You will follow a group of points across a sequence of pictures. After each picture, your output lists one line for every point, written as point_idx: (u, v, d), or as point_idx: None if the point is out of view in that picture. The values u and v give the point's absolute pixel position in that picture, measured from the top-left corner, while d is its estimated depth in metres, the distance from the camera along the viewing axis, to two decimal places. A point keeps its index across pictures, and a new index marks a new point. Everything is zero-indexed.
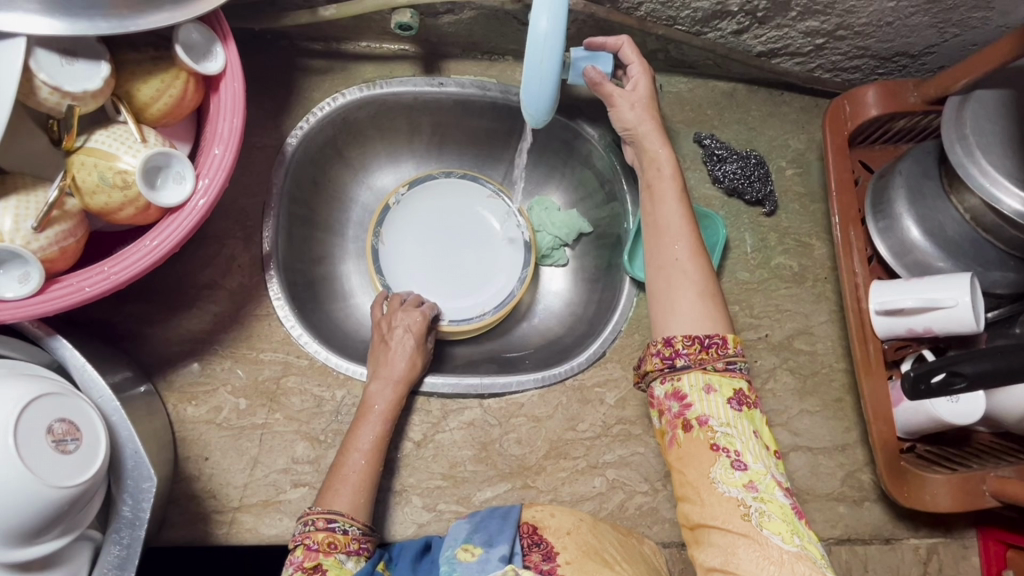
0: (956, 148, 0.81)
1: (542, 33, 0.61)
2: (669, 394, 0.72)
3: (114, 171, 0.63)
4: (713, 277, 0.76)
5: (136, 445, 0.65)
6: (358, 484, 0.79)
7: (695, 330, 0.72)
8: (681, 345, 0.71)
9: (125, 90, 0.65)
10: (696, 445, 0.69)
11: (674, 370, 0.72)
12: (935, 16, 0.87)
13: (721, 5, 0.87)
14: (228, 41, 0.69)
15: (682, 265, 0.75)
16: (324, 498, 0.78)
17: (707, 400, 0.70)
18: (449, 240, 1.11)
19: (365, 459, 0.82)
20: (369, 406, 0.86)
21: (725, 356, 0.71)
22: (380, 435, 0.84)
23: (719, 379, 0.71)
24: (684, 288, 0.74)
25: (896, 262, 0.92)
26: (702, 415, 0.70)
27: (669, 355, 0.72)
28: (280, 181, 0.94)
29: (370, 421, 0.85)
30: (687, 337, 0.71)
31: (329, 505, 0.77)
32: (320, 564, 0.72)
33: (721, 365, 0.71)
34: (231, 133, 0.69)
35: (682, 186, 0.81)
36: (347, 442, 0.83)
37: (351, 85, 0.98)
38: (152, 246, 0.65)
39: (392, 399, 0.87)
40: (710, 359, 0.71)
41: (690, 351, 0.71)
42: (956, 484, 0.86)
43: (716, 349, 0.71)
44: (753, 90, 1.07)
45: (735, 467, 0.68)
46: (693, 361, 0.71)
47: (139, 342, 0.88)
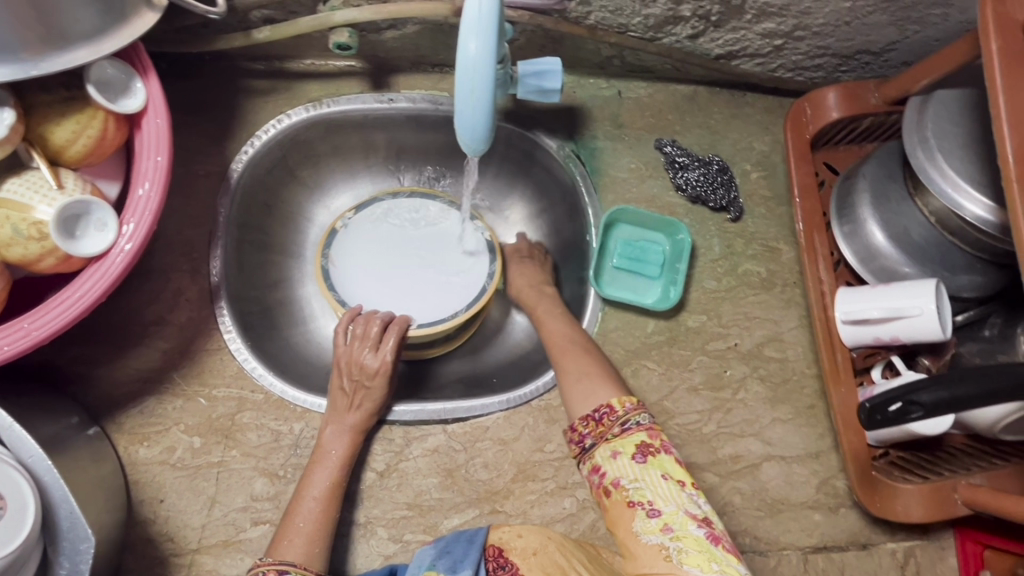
0: (918, 152, 0.78)
1: (473, 57, 0.58)
2: (590, 472, 0.76)
3: (29, 223, 0.60)
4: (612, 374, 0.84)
5: (71, 505, 0.63)
6: (310, 534, 0.78)
7: (588, 410, 0.79)
8: (582, 428, 0.78)
9: (38, 134, 0.62)
10: (617, 507, 0.72)
11: (586, 451, 0.77)
12: (893, 14, 0.85)
13: (672, 10, 0.84)
14: (148, 76, 0.66)
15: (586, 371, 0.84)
16: (273, 547, 0.77)
17: (616, 465, 0.73)
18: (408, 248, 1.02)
19: (319, 505, 0.80)
20: (323, 451, 0.84)
21: (616, 421, 0.76)
22: (335, 484, 0.82)
23: (620, 442, 0.75)
24: (575, 381, 0.84)
25: (862, 267, 0.89)
26: (614, 478, 0.73)
27: (576, 439, 0.78)
28: (226, 209, 0.91)
29: (322, 471, 0.83)
30: (583, 419, 0.78)
31: (280, 556, 0.76)
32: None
33: (617, 430, 0.76)
34: (156, 171, 0.65)
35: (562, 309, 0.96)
36: (298, 493, 0.81)
37: (297, 105, 0.95)
38: (77, 297, 0.62)
39: (348, 443, 0.85)
40: (608, 429, 0.76)
41: (590, 429, 0.78)
42: (928, 494, 0.85)
43: (608, 418, 0.77)
44: (715, 92, 1.04)
45: (650, 516, 0.69)
46: (595, 438, 0.77)
47: (85, 385, 0.85)
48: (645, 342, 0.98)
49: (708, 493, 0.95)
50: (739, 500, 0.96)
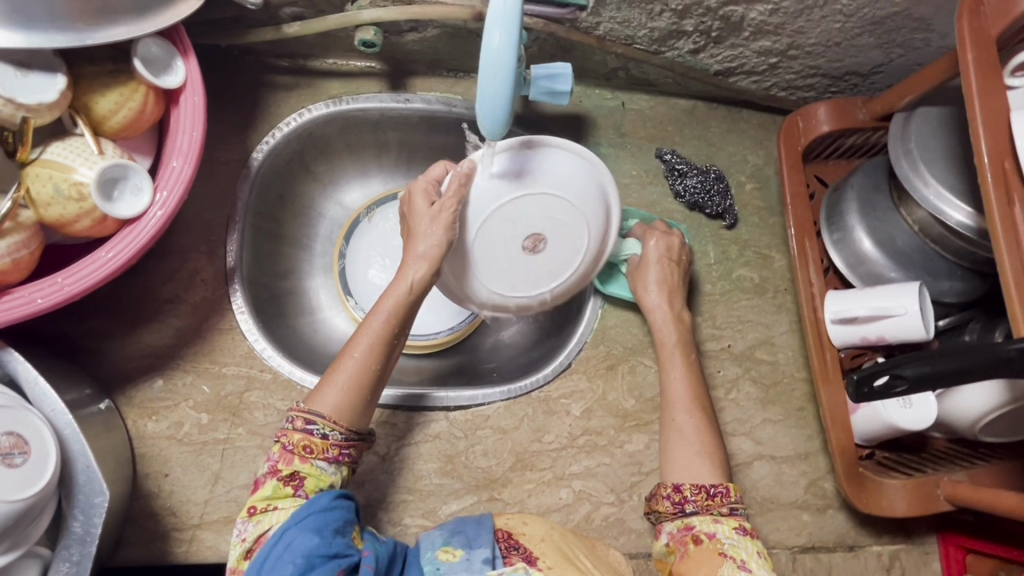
0: (902, 163, 0.84)
1: (496, 48, 0.62)
2: (680, 528, 0.81)
3: (69, 183, 0.63)
4: (717, 441, 0.87)
5: (88, 459, 0.64)
6: (348, 383, 0.76)
7: (701, 479, 0.83)
8: (689, 493, 0.82)
9: (84, 103, 0.66)
10: (705, 553, 0.78)
11: (684, 514, 0.82)
12: (879, 37, 0.91)
13: (676, 24, 0.90)
14: (188, 56, 0.69)
15: (678, 400, 0.90)
16: (314, 395, 0.76)
17: (715, 526, 0.80)
18: (542, 258, 0.84)
19: (365, 366, 0.77)
20: (400, 277, 0.79)
21: (728, 502, 0.82)
22: (380, 347, 0.78)
23: (725, 517, 0.81)
24: (682, 447, 0.86)
25: (851, 273, 0.94)
26: (708, 530, 0.80)
27: (678, 501, 0.82)
28: (245, 195, 0.94)
29: (366, 337, 0.78)
30: (694, 486, 0.83)
31: (313, 403, 0.75)
32: (297, 471, 0.72)
33: (727, 509, 0.81)
34: (190, 145, 0.69)
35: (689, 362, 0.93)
36: (343, 351, 0.78)
37: (317, 100, 0.99)
38: (108, 258, 0.65)
39: (396, 307, 0.79)
40: (716, 505, 0.81)
41: (697, 498, 0.82)
42: (912, 490, 0.88)
43: (720, 496, 0.82)
44: (712, 107, 1.10)
45: (740, 568, 0.76)
46: (700, 507, 0.81)
47: (99, 357, 0.87)
48: (642, 340, 1.02)
49: None
50: None
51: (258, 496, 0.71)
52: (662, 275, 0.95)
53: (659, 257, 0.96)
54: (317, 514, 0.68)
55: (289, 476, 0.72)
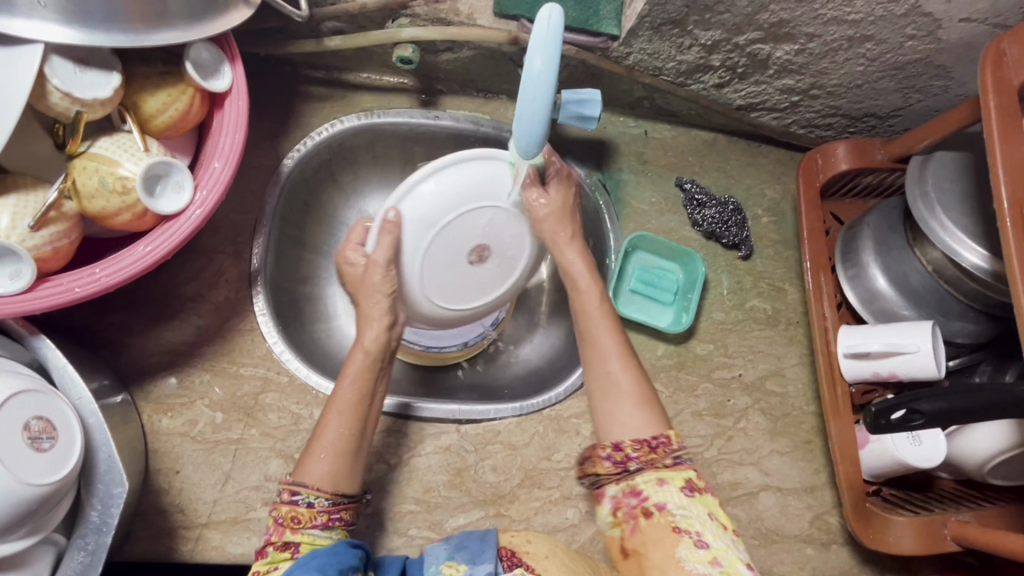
0: (919, 205, 0.85)
1: (537, 72, 0.64)
2: (625, 492, 0.72)
3: (115, 177, 0.65)
4: (648, 383, 0.80)
5: (110, 449, 0.65)
6: (332, 451, 0.76)
7: (642, 433, 0.75)
8: (631, 450, 0.74)
9: (133, 101, 0.68)
10: (659, 529, 0.69)
11: (626, 473, 0.73)
12: (900, 82, 0.94)
13: (703, 59, 0.93)
14: (235, 62, 0.72)
15: (607, 353, 0.81)
16: (299, 467, 0.76)
17: (662, 491, 0.71)
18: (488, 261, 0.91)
19: (344, 431, 0.77)
20: (358, 344, 0.82)
21: (671, 453, 0.73)
22: (359, 410, 0.79)
23: (669, 472, 0.72)
24: (622, 400, 0.78)
25: (864, 309, 0.96)
26: (660, 501, 0.71)
27: (620, 460, 0.74)
28: (273, 201, 0.96)
29: (341, 404, 0.79)
30: (636, 441, 0.74)
31: (298, 476, 0.74)
32: (289, 540, 0.70)
33: (669, 461, 0.73)
34: (232, 148, 0.71)
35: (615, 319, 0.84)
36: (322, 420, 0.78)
37: (349, 112, 1.02)
38: (145, 252, 0.66)
39: (361, 371, 0.81)
40: (659, 458, 0.73)
41: (640, 455, 0.73)
42: (919, 528, 0.88)
43: (662, 448, 0.74)
44: (732, 141, 1.12)
45: (698, 546, 0.68)
46: (644, 464, 0.73)
47: (118, 351, 0.88)
48: (654, 364, 1.03)
49: None
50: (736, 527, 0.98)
51: (258, 563, 0.69)
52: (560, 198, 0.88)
53: (553, 208, 0.87)
54: (319, 560, 0.66)
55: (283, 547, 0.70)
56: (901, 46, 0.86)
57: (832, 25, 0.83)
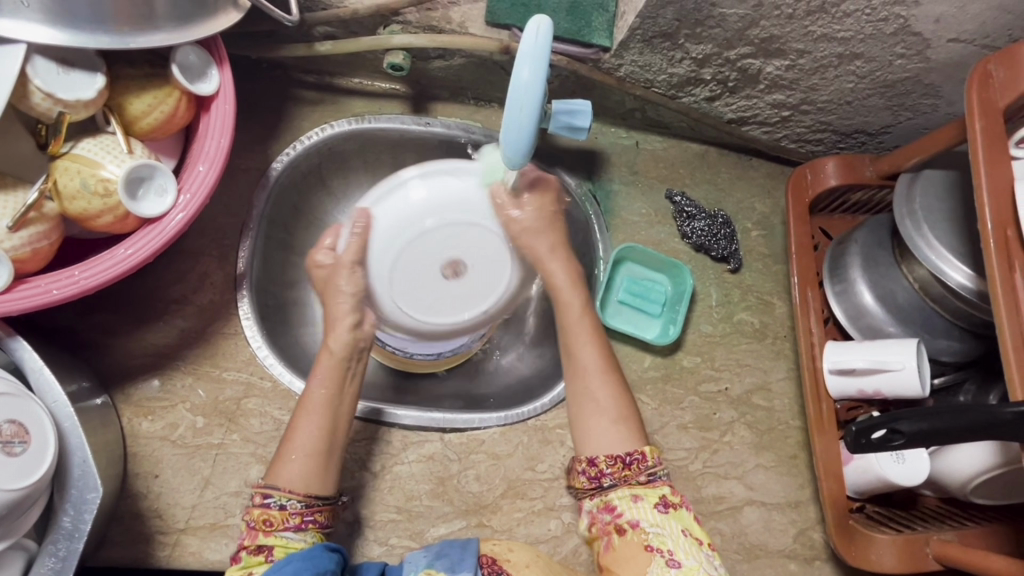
0: (906, 222, 0.85)
1: (525, 82, 0.64)
2: (601, 508, 0.79)
3: (97, 179, 0.65)
4: (629, 401, 0.83)
5: (86, 453, 0.64)
6: (309, 452, 0.76)
7: (616, 450, 0.80)
8: (604, 466, 0.79)
9: (118, 102, 0.68)
10: (630, 548, 0.75)
11: (602, 488, 0.79)
12: (889, 99, 0.94)
13: (695, 72, 0.93)
14: (223, 66, 0.71)
15: (587, 368, 0.84)
16: (272, 470, 0.76)
17: (635, 508, 0.77)
18: (469, 274, 0.84)
19: (318, 431, 0.77)
20: (326, 346, 0.82)
21: (645, 470, 0.78)
22: (332, 410, 0.79)
23: (643, 489, 0.78)
24: (600, 418, 0.81)
25: (850, 324, 0.96)
26: (632, 519, 0.76)
27: (594, 475, 0.79)
28: (261, 204, 0.96)
29: (316, 402, 0.79)
30: (609, 457, 0.79)
31: (273, 478, 0.75)
32: (263, 543, 0.71)
33: (642, 478, 0.78)
34: (217, 152, 0.70)
35: (599, 330, 0.87)
36: (295, 418, 0.78)
37: (340, 117, 1.01)
38: (126, 255, 0.66)
39: (331, 372, 0.81)
40: (633, 475, 0.78)
41: (613, 470, 0.79)
42: (901, 546, 0.88)
43: (636, 465, 0.78)
44: (724, 154, 1.12)
45: (669, 565, 0.73)
46: (618, 480, 0.79)
47: (100, 353, 0.87)
48: (640, 376, 1.03)
49: None
50: (718, 541, 0.98)
51: (233, 568, 0.70)
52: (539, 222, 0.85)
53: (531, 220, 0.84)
54: (293, 566, 0.66)
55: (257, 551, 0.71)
56: (891, 64, 0.86)
57: (823, 42, 0.83)
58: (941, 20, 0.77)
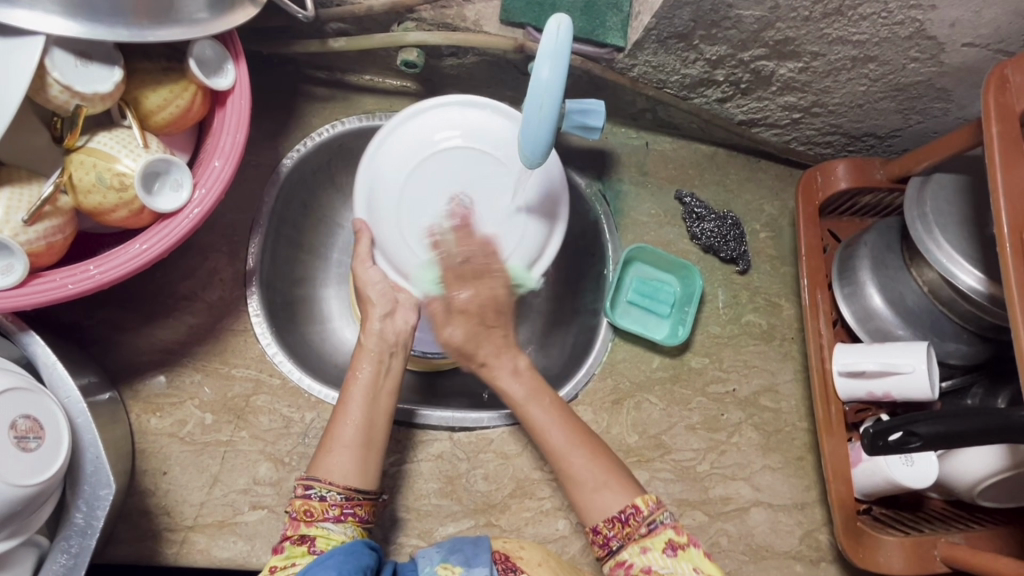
0: (917, 226, 0.85)
1: (544, 81, 0.64)
2: (615, 568, 0.75)
3: (112, 173, 0.64)
4: (616, 463, 0.80)
5: (98, 450, 0.64)
6: (351, 446, 0.76)
7: (611, 509, 0.76)
8: (607, 530, 0.76)
9: (134, 96, 0.67)
10: None
11: (613, 552, 0.76)
12: (900, 103, 0.95)
13: (708, 73, 0.93)
14: (239, 60, 0.71)
15: (559, 450, 0.80)
16: (316, 462, 0.75)
17: (645, 557, 0.73)
18: (480, 219, 0.83)
19: (358, 423, 0.77)
20: (361, 346, 0.82)
21: (642, 521, 0.75)
22: (373, 403, 0.79)
23: (648, 539, 0.75)
24: (585, 490, 0.78)
25: (859, 327, 0.96)
26: (644, 566, 0.73)
27: (602, 542, 0.76)
28: (271, 200, 0.95)
29: (358, 392, 0.79)
30: (608, 521, 0.76)
31: (316, 470, 0.74)
32: (305, 534, 0.71)
33: (643, 530, 0.75)
34: (233, 147, 0.70)
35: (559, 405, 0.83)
36: (337, 410, 0.78)
37: (351, 114, 1.01)
38: (142, 250, 0.65)
39: (371, 366, 0.81)
40: (634, 529, 0.75)
41: (614, 531, 0.76)
42: (909, 548, 0.88)
43: (633, 519, 0.75)
44: (733, 155, 1.13)
45: None
46: (622, 539, 0.76)
47: (109, 348, 0.87)
48: (648, 376, 1.03)
49: (696, 532, 0.97)
50: (725, 542, 0.98)
51: (275, 559, 0.69)
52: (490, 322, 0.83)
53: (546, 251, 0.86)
54: (335, 559, 0.65)
55: (298, 542, 0.70)
56: (905, 68, 0.87)
57: (838, 45, 0.83)
58: (956, 24, 0.78)
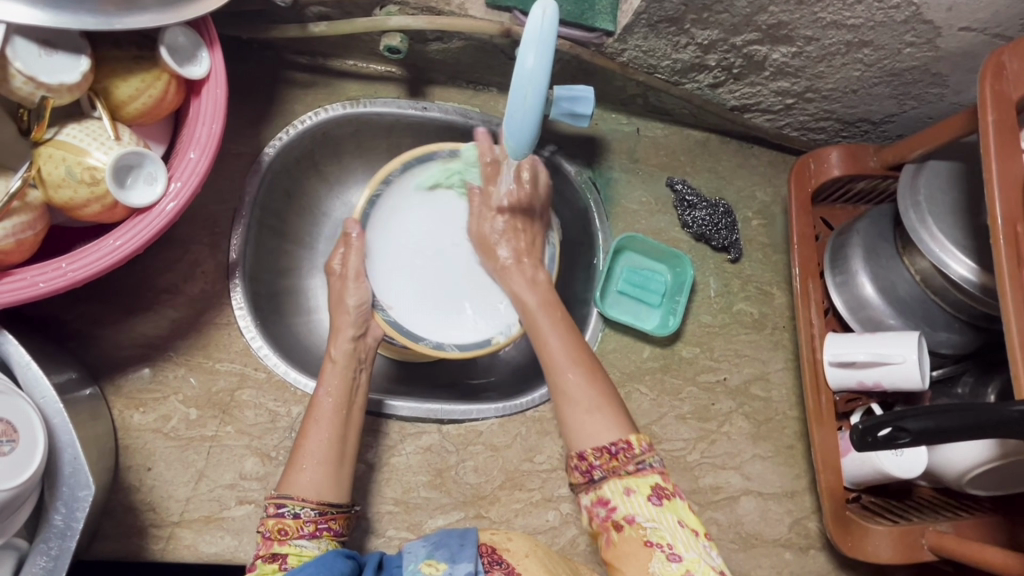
0: (910, 214, 0.84)
1: (529, 69, 0.62)
2: (596, 501, 0.72)
3: (83, 167, 0.62)
4: (614, 392, 0.78)
5: (76, 451, 0.63)
6: (321, 460, 0.76)
7: (602, 439, 0.74)
8: (593, 459, 0.73)
9: (104, 86, 0.65)
10: (630, 544, 0.69)
11: (594, 483, 0.73)
12: (895, 88, 0.93)
13: (699, 58, 0.91)
14: (214, 48, 0.68)
15: (553, 354, 0.82)
16: (285, 480, 0.75)
17: (630, 502, 0.70)
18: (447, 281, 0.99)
19: (328, 439, 0.77)
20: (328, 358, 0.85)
21: (633, 458, 0.72)
22: (337, 419, 0.79)
23: (635, 480, 0.71)
24: (574, 407, 0.77)
25: (850, 316, 0.95)
26: (628, 515, 0.70)
27: (585, 470, 0.73)
28: (253, 190, 0.93)
29: (327, 409, 0.80)
30: (597, 449, 0.73)
31: (286, 488, 0.73)
32: (276, 551, 0.69)
33: (632, 467, 0.72)
34: (209, 138, 0.68)
35: (567, 325, 0.86)
36: (304, 426, 0.79)
37: (334, 101, 0.98)
38: (116, 246, 0.64)
39: (339, 382, 0.83)
40: (621, 465, 0.72)
41: (602, 463, 0.73)
42: (898, 537, 0.89)
43: (623, 454, 0.72)
44: (725, 141, 1.11)
45: (671, 559, 0.68)
46: (607, 472, 0.72)
47: (89, 343, 0.85)
48: (639, 367, 1.02)
49: None
50: (715, 531, 0.98)
51: None
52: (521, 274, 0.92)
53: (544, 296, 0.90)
54: (306, 572, 0.63)
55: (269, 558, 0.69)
56: (899, 53, 0.85)
57: (831, 29, 0.81)
58: (953, 9, 0.76)
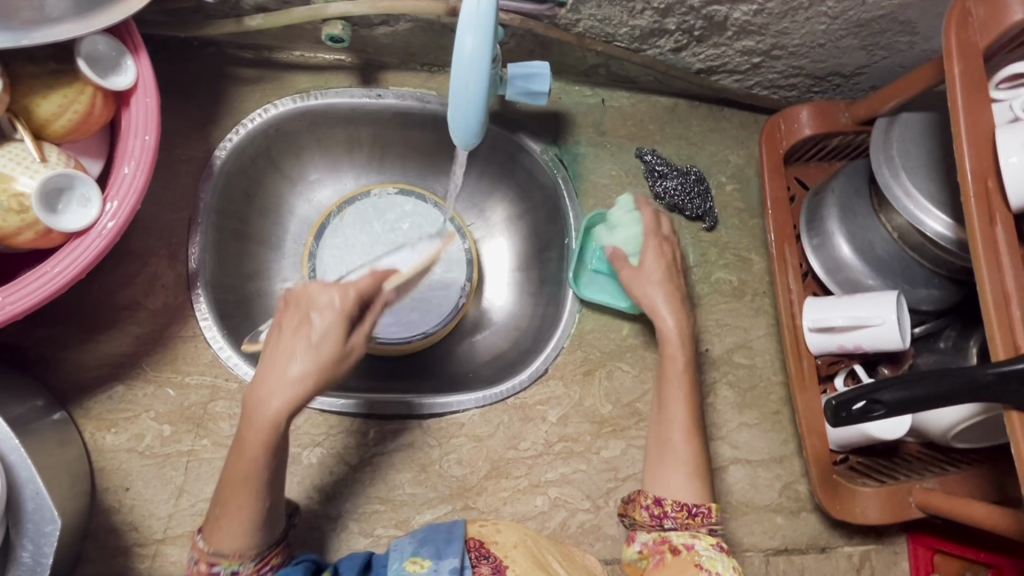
0: (883, 170, 0.81)
1: (469, 52, 0.59)
2: (654, 542, 0.80)
3: (9, 194, 0.59)
4: (705, 459, 0.85)
5: (37, 487, 0.61)
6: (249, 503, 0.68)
7: (686, 496, 0.81)
8: (670, 507, 0.81)
9: (23, 105, 0.62)
10: (681, 564, 0.77)
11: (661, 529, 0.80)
12: (863, 39, 0.89)
13: (657, 23, 0.87)
14: (139, 54, 0.65)
15: (680, 417, 0.87)
16: (211, 532, 0.69)
17: (692, 539, 0.79)
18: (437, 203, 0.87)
19: (258, 468, 0.68)
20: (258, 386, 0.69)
21: (707, 522, 0.80)
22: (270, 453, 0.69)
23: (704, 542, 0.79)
24: (674, 469, 0.83)
25: (830, 278, 0.93)
26: (687, 541, 0.78)
27: (658, 513, 0.81)
28: (208, 195, 0.90)
29: (254, 444, 0.68)
30: (677, 502, 0.81)
31: (216, 544, 0.68)
32: None
33: (705, 528, 0.80)
34: (143, 151, 0.65)
35: (691, 370, 0.89)
36: (241, 433, 0.68)
37: (283, 95, 0.95)
38: (55, 273, 0.61)
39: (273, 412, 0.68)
40: (695, 524, 0.80)
41: (677, 514, 0.80)
42: (885, 496, 0.89)
43: (700, 515, 0.80)
44: (694, 106, 1.08)
45: None
46: (679, 524, 0.80)
47: (52, 367, 0.83)
48: (619, 344, 1.01)
49: None
50: None
51: None
52: (665, 292, 0.92)
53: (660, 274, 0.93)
54: None
55: None
56: (863, 3, 0.81)
57: None
58: None
